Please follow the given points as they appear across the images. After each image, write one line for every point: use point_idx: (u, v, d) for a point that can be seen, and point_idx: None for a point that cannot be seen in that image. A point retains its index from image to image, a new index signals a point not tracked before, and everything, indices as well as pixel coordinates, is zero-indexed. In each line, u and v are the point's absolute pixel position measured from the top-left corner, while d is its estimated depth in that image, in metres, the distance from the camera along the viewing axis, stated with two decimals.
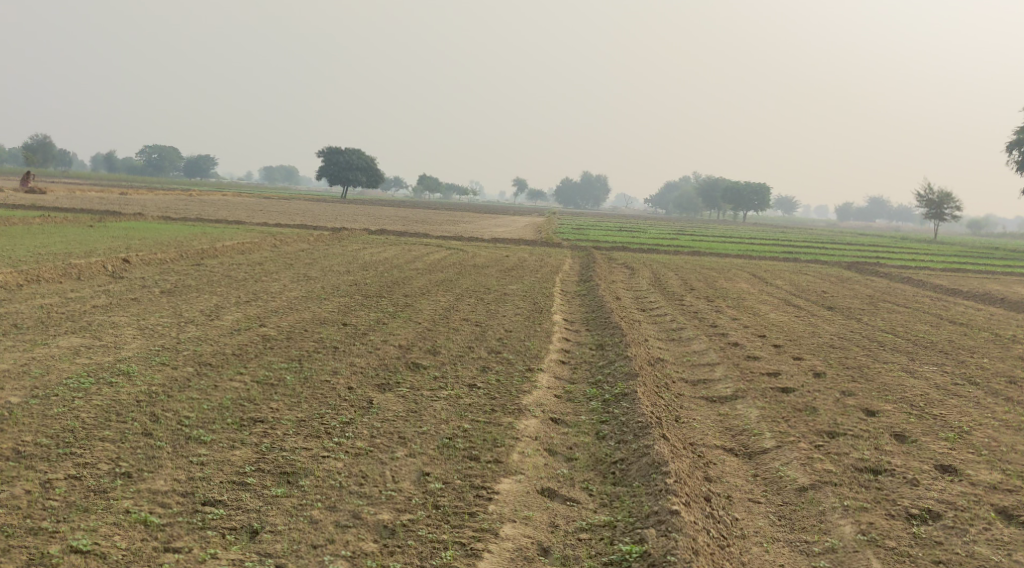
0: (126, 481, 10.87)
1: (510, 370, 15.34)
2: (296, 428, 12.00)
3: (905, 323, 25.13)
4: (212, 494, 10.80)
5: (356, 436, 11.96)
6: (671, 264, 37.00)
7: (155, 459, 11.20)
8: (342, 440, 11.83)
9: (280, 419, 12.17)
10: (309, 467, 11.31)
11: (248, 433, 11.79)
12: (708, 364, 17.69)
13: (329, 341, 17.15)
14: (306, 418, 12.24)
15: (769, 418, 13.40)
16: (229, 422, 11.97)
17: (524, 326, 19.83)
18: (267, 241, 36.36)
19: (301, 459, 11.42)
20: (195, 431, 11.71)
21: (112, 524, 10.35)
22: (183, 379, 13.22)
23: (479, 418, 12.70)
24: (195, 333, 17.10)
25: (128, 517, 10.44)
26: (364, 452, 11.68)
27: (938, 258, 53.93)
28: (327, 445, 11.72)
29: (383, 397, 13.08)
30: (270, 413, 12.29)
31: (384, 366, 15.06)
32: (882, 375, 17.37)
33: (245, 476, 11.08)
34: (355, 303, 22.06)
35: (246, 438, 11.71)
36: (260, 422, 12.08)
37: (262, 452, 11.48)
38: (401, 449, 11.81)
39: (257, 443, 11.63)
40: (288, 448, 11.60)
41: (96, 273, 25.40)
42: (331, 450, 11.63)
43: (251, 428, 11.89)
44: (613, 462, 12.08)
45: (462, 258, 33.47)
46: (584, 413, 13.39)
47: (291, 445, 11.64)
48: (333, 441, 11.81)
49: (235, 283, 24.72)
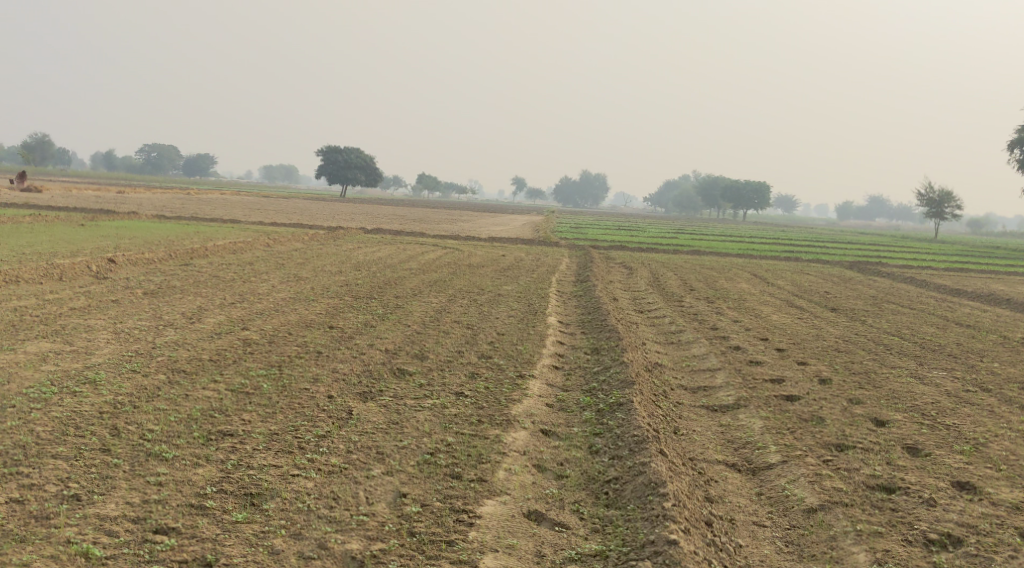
0: (72, 505, 10.14)
1: (499, 376, 14.61)
2: (267, 442, 11.27)
3: (910, 325, 24.44)
4: (165, 522, 10.06)
5: (331, 451, 11.23)
6: (670, 263, 36.28)
7: (109, 479, 10.47)
8: (315, 457, 11.10)
9: (251, 432, 11.44)
10: (276, 488, 10.58)
11: (213, 449, 11.04)
12: (708, 369, 16.96)
13: (314, 345, 16.41)
14: (278, 431, 11.51)
15: (774, 429, 12.66)
16: (196, 436, 11.24)
17: (518, 329, 19.09)
18: (259, 241, 35.58)
19: (268, 479, 10.69)
20: (155, 447, 10.97)
21: (48, 557, 9.61)
22: (151, 387, 12.49)
23: (464, 431, 11.97)
24: (173, 337, 16.33)
25: (68, 549, 9.70)
26: (337, 470, 10.95)
27: (940, 258, 53.19)
28: (298, 462, 10.98)
29: (363, 407, 12.35)
30: (241, 425, 11.56)
31: (367, 372, 14.32)
32: (890, 381, 16.66)
33: (205, 499, 10.36)
34: (344, 306, 21.31)
35: (211, 454, 10.97)
36: (229, 435, 11.34)
37: (227, 470, 10.75)
38: (378, 467, 11.08)
39: (223, 460, 10.89)
40: (256, 465, 10.87)
41: (79, 273, 24.65)
42: (302, 468, 10.90)
43: (218, 443, 11.15)
44: (606, 480, 11.35)
45: (458, 258, 32.75)
46: (577, 424, 12.66)
47: (259, 463, 10.90)
48: (305, 458, 11.07)
49: (223, 284, 23.97)
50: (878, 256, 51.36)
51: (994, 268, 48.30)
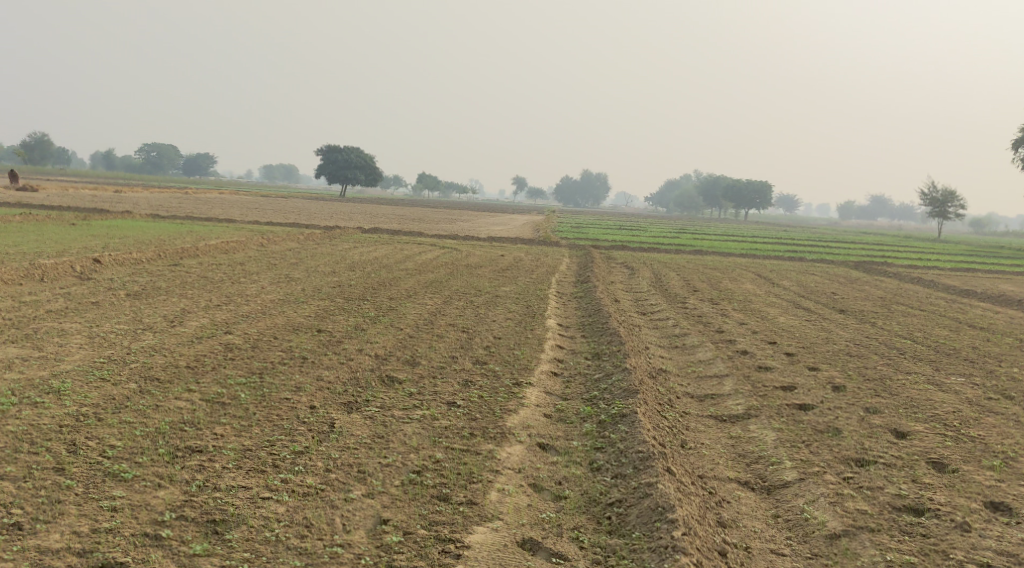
0: (13, 535, 9.43)
1: (495, 384, 13.74)
2: (238, 460, 10.47)
3: (922, 328, 23.55)
4: (113, 555, 9.34)
5: (307, 470, 10.42)
6: (673, 264, 35.43)
7: (57, 504, 9.74)
8: (289, 477, 10.29)
9: (221, 448, 10.63)
10: (243, 514, 9.82)
11: (178, 469, 10.25)
12: (715, 376, 16.09)
13: (299, 351, 15.53)
14: (252, 446, 10.69)
15: (787, 442, 11.80)
16: (161, 453, 10.44)
17: (515, 333, 18.23)
18: (253, 240, 34.72)
19: (235, 503, 9.92)
20: (114, 465, 10.20)
21: None
22: (119, 396, 11.64)
23: (455, 446, 11.12)
24: (151, 342, 15.48)
25: None
26: (313, 493, 10.16)
27: (947, 257, 52.30)
28: (271, 483, 10.19)
29: (347, 419, 11.49)
30: (211, 440, 10.74)
31: (354, 381, 13.45)
32: (907, 388, 15.77)
33: (162, 527, 9.63)
34: (335, 308, 20.41)
35: (175, 474, 10.20)
36: (197, 452, 10.54)
37: (190, 493, 10.00)
38: (358, 488, 10.28)
39: (187, 482, 10.12)
40: (223, 488, 10.10)
41: (63, 273, 23.77)
42: (274, 491, 10.12)
43: (184, 461, 10.36)
44: (609, 502, 10.51)
45: (455, 258, 31.89)
46: (577, 437, 11.80)
47: (227, 484, 10.13)
48: (278, 478, 10.28)
49: (210, 286, 23.11)
50: (882, 255, 50.50)
51: (1001, 267, 47.39)
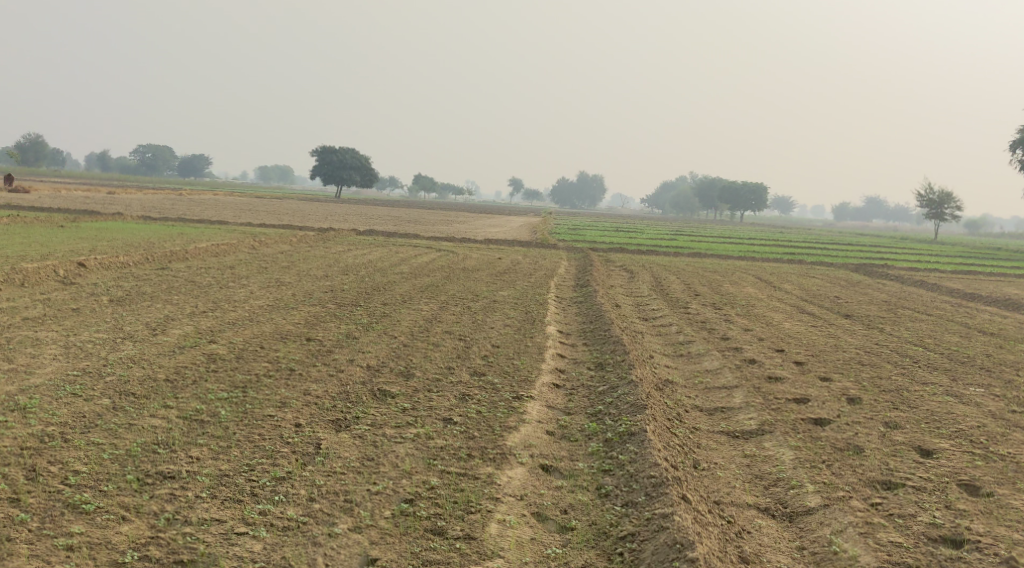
0: None
1: (493, 398, 12.94)
2: (213, 488, 9.75)
3: (932, 335, 22.72)
4: None
5: (290, 501, 9.69)
6: (673, 266, 34.65)
7: (11, 541, 9.05)
8: (268, 509, 9.58)
9: (195, 474, 9.90)
10: (214, 553, 9.12)
11: (147, 499, 9.55)
12: (724, 388, 15.26)
13: (286, 362, 14.72)
14: (229, 472, 9.96)
15: (807, 462, 11.11)
16: (128, 481, 9.72)
17: (514, 341, 17.43)
18: (245, 242, 33.84)
19: (207, 541, 9.21)
20: (75, 496, 9.50)
21: None
22: (89, 413, 10.88)
23: (451, 469, 10.37)
24: (131, 352, 14.66)
25: None
26: (294, 527, 9.44)
27: (947, 259, 51.59)
28: (249, 516, 9.48)
29: (335, 438, 10.72)
30: (185, 465, 10.00)
31: (344, 395, 12.64)
32: (926, 401, 14.99)
33: None
34: (326, 315, 19.60)
35: (142, 506, 9.49)
36: (169, 478, 9.82)
37: (157, 528, 9.29)
38: (345, 521, 9.55)
39: (156, 514, 9.42)
40: (195, 522, 9.38)
41: (45, 279, 22.90)
42: (253, 525, 9.40)
43: (154, 491, 9.65)
44: (620, 536, 9.79)
45: (451, 261, 31.08)
46: (582, 458, 11.05)
47: (199, 517, 9.42)
48: (256, 510, 9.56)
49: (198, 291, 22.28)
50: (880, 257, 49.80)
51: (1002, 270, 46.66)
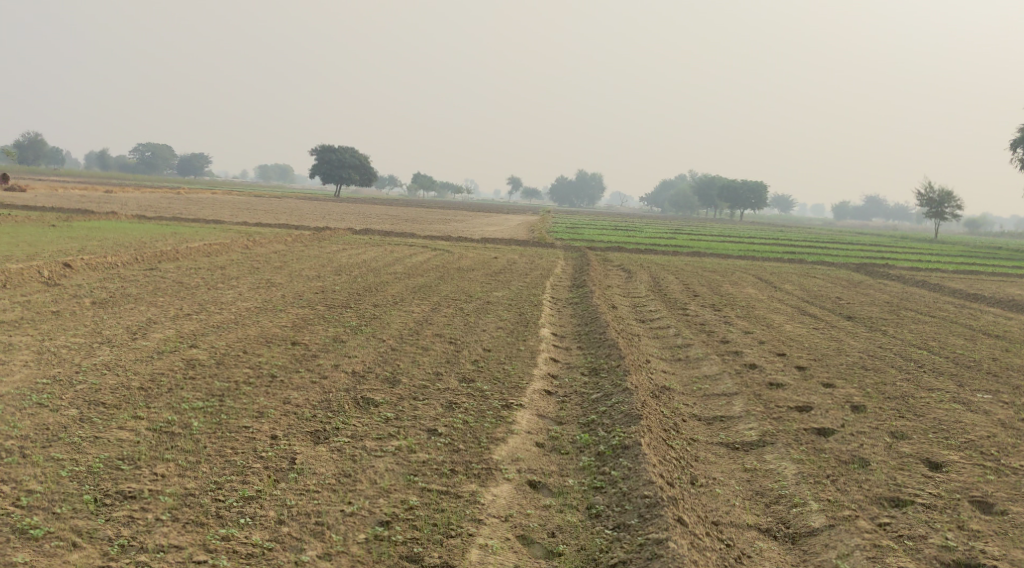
0: None
1: (482, 407, 12.38)
2: (175, 510, 9.42)
3: (936, 337, 22.14)
4: None
5: (256, 525, 9.36)
6: (673, 266, 34.01)
7: None
8: (231, 534, 9.24)
9: (156, 494, 9.57)
10: None
11: (103, 523, 9.22)
12: (723, 395, 14.70)
13: (268, 368, 14.14)
14: (195, 491, 9.64)
15: (810, 477, 10.64)
16: (85, 502, 9.40)
17: (506, 345, 16.87)
18: (237, 241, 33.21)
19: None
20: (25, 519, 9.19)
21: None
22: (53, 424, 10.45)
23: (432, 487, 10.02)
24: (106, 358, 14.12)
25: None
26: (259, 554, 9.11)
27: (949, 259, 50.93)
28: (210, 543, 9.14)
29: (311, 452, 10.35)
30: (146, 483, 9.67)
31: (326, 404, 12.03)
32: (932, 409, 14.43)
33: None
34: (314, 317, 19.02)
35: (96, 531, 9.17)
36: (130, 499, 9.49)
37: (109, 556, 8.97)
38: (314, 548, 9.23)
39: (111, 539, 9.09)
40: (151, 549, 9.06)
41: (28, 280, 22.28)
42: (214, 552, 9.07)
43: (110, 513, 9.32)
44: (611, 563, 9.37)
45: (447, 261, 30.45)
46: (573, 473, 10.61)
47: (156, 545, 9.09)
48: (218, 535, 9.23)
49: (185, 293, 21.70)
50: (881, 257, 49.21)
51: (1004, 269, 46.07)
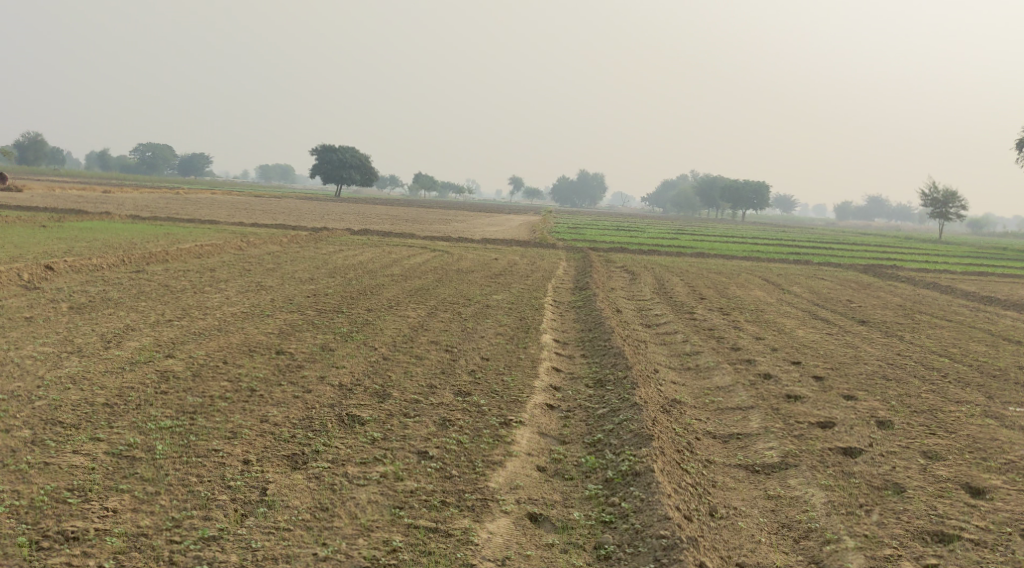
0: None
1: (478, 425, 11.27)
2: (120, 555, 8.92)
3: (955, 344, 21.00)
4: None
5: None
6: (678, 267, 32.93)
7: None
8: None
9: (103, 535, 9.06)
10: None
11: None
12: (738, 409, 13.65)
13: (247, 382, 13.04)
14: (148, 531, 9.14)
15: (842, 507, 9.94)
16: (20, 544, 8.91)
17: (505, 353, 15.82)
18: (229, 242, 32.10)
19: None
20: None
21: None
22: (2, 448, 9.87)
23: (421, 524, 9.42)
24: (75, 368, 13.11)
25: None
26: None
27: (955, 260, 49.67)
28: None
29: (286, 481, 9.77)
30: (93, 521, 9.17)
31: (307, 422, 10.94)
32: (965, 425, 13.36)
33: None
34: (303, 323, 17.96)
35: None
36: (72, 541, 8.99)
37: None
38: None
39: None
40: None
41: (6, 283, 21.24)
42: None
43: (47, 560, 8.81)
44: None
45: (446, 263, 29.37)
46: (577, 504, 9.94)
47: None
48: None
49: (170, 297, 20.67)
50: (886, 258, 47.97)
51: (1012, 270, 44.92)
